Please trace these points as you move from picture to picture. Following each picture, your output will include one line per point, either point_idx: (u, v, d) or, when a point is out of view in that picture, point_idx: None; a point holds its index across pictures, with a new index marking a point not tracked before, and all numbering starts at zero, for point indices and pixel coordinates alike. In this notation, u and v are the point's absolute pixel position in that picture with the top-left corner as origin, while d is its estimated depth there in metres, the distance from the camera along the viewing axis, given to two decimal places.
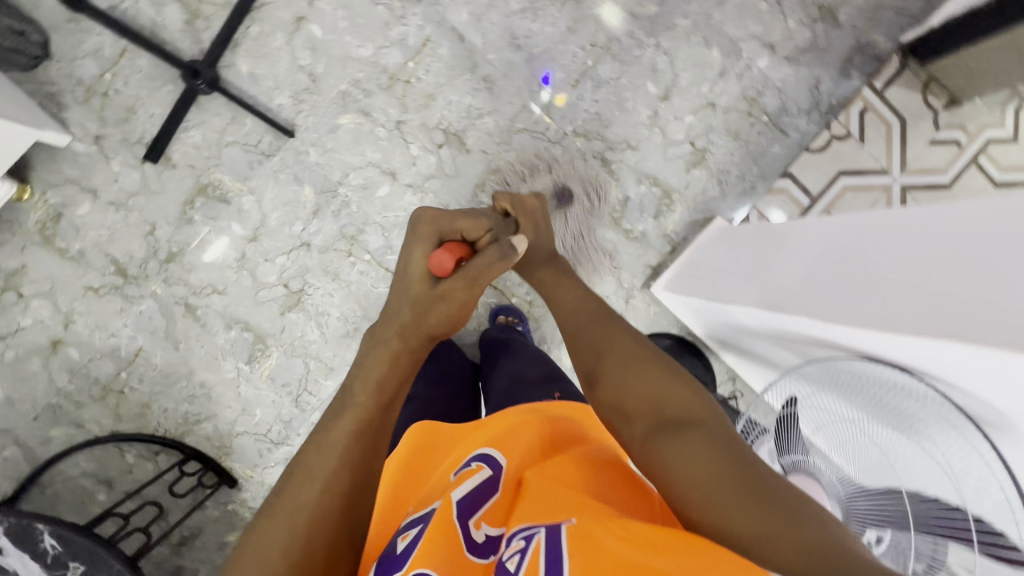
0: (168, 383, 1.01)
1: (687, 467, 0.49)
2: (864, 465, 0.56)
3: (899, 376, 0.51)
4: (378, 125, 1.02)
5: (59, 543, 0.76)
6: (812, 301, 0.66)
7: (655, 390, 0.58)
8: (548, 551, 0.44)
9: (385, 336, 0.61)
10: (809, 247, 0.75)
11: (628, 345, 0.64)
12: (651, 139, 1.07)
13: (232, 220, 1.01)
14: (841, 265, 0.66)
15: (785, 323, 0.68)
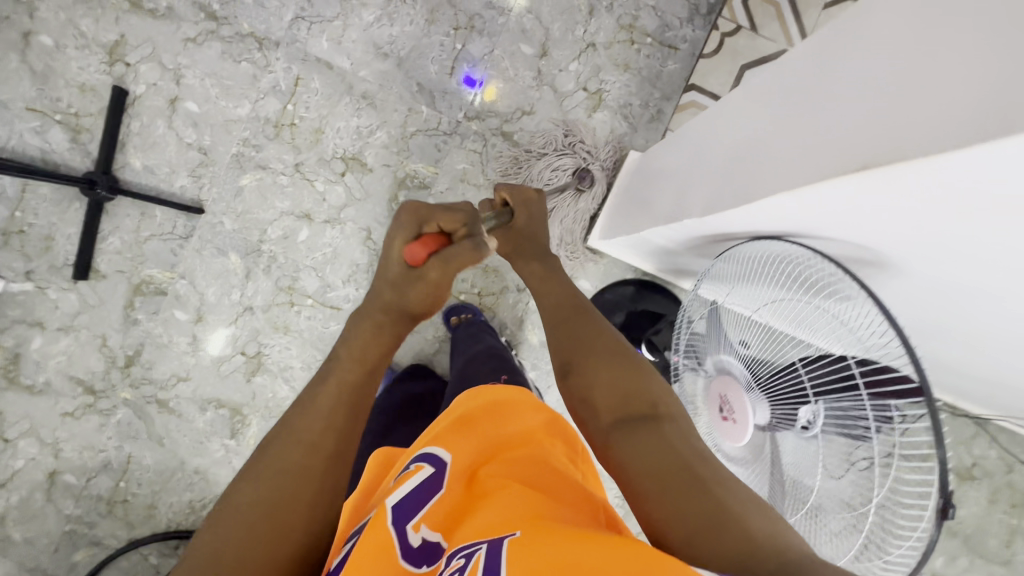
0: (167, 479, 1.04)
1: (643, 455, 0.49)
2: (773, 342, 0.54)
3: (790, 250, 0.49)
4: (278, 174, 1.03)
5: None
6: (704, 193, 0.60)
7: (621, 368, 0.58)
8: (487, 567, 0.36)
9: (366, 323, 0.61)
10: (696, 139, 0.69)
11: (598, 327, 0.65)
12: (544, 98, 1.06)
13: (174, 308, 1.03)
14: (706, 153, 0.64)
15: (692, 224, 0.62)
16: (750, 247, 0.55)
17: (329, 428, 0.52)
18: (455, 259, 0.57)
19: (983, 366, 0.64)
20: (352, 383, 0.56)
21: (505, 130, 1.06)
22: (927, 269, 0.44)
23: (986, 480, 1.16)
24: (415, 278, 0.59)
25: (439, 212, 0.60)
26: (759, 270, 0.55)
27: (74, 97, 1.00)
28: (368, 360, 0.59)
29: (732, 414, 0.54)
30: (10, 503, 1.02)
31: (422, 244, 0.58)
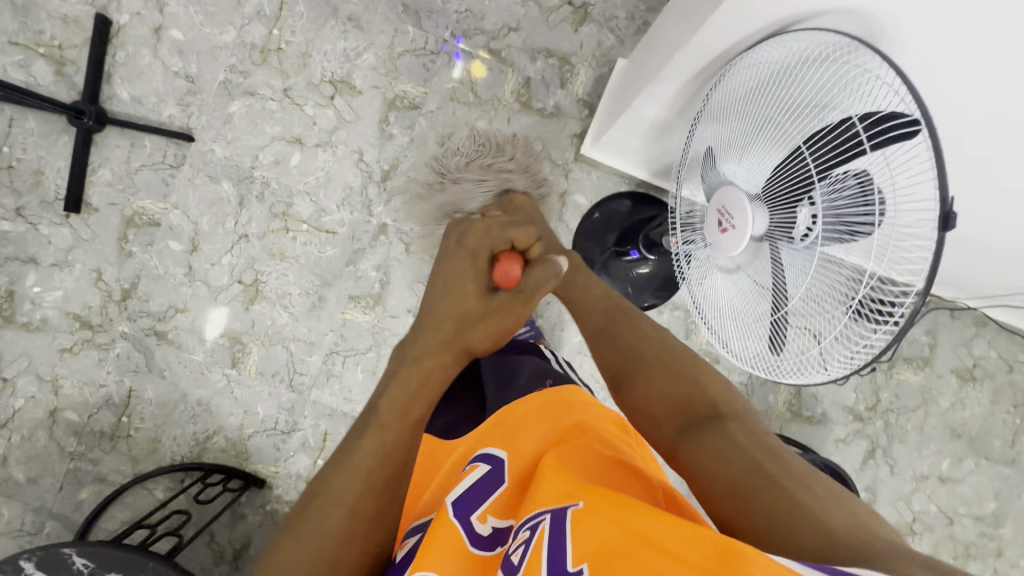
0: (170, 411, 1.03)
1: (716, 458, 0.44)
2: (769, 150, 0.52)
3: (787, 47, 0.49)
4: (267, 100, 1.03)
5: (88, 560, 0.72)
6: (687, 28, 0.60)
7: (671, 369, 0.52)
8: (551, 536, 0.38)
9: (411, 360, 0.49)
10: (672, 21, 0.72)
11: (645, 326, 0.58)
12: (529, 14, 1.06)
13: (169, 239, 1.03)
14: (687, 6, 0.65)
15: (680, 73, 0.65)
16: (735, 76, 0.55)
17: (371, 490, 0.45)
18: (537, 285, 0.47)
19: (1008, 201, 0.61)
20: (391, 445, 0.47)
21: (492, 48, 1.06)
22: (923, 16, 0.45)
23: (990, 381, 1.15)
24: (491, 311, 0.48)
25: (503, 228, 0.52)
26: (744, 109, 0.55)
27: (58, 29, 0.99)
28: (416, 409, 0.48)
29: (732, 222, 0.52)
30: (12, 443, 1.01)
31: (513, 260, 0.50)
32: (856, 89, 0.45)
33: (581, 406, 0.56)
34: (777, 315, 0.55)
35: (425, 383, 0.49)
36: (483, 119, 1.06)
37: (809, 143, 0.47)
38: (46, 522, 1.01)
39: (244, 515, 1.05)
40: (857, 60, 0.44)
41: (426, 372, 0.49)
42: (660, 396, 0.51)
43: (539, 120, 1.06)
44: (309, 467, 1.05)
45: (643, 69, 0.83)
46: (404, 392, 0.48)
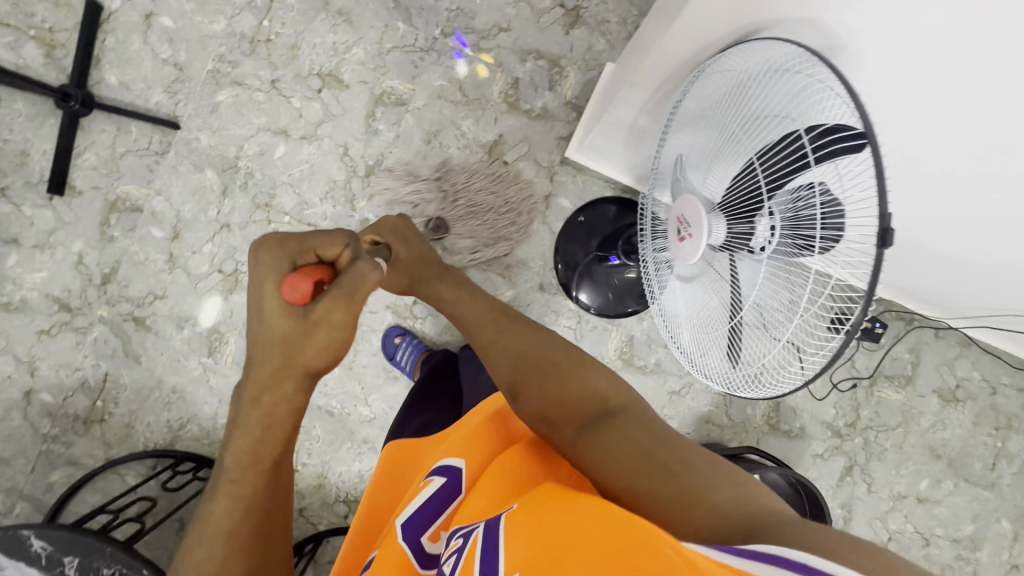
0: (145, 397, 1.04)
1: (612, 457, 0.42)
2: (734, 160, 0.52)
3: (753, 55, 0.50)
4: (255, 90, 1.03)
5: (47, 543, 0.72)
6: (664, 32, 0.61)
7: (563, 380, 0.51)
8: (483, 548, 0.36)
9: (250, 403, 0.49)
10: (649, 26, 0.72)
11: (531, 335, 0.57)
12: (520, 15, 1.06)
13: (152, 226, 1.03)
14: (665, 12, 0.66)
15: (662, 70, 0.66)
16: (707, 83, 0.55)
17: (235, 549, 0.48)
18: (361, 281, 0.49)
19: (986, 219, 0.60)
20: (251, 495, 0.49)
21: (481, 47, 1.05)
22: (888, 26, 0.46)
23: (972, 403, 1.13)
24: (312, 325, 0.47)
25: (306, 238, 0.51)
26: (710, 118, 0.55)
27: (49, 12, 1.00)
28: (265, 459, 0.50)
29: (689, 230, 0.53)
30: None
31: (307, 275, 0.48)
32: (809, 103, 0.45)
33: (504, 420, 0.54)
34: (734, 323, 0.56)
35: (265, 429, 0.50)
36: (469, 118, 1.06)
37: (762, 155, 0.47)
38: (16, 502, 1.01)
39: None
40: (813, 72, 0.44)
41: (265, 419, 0.49)
42: (558, 400, 0.49)
43: (526, 122, 1.06)
44: None
45: (623, 74, 0.83)
46: (250, 446, 0.49)
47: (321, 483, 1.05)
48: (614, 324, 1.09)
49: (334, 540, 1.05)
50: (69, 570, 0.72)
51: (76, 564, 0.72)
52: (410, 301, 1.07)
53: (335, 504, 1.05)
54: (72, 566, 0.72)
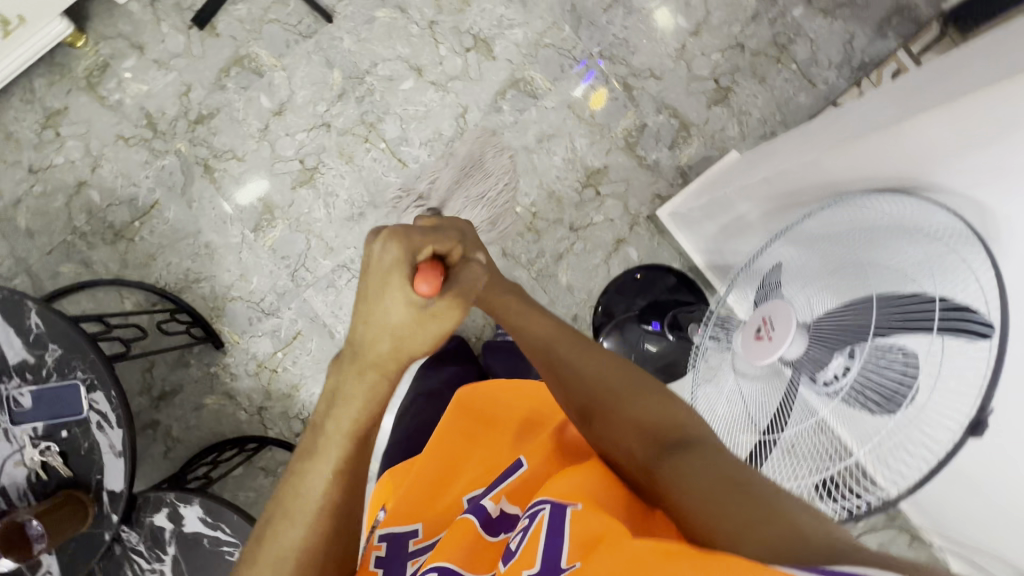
0: (177, 240, 1.05)
1: (680, 471, 0.39)
2: (839, 289, 0.52)
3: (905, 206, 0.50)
4: (412, 22, 1.06)
5: (42, 323, 0.73)
6: (826, 151, 0.63)
7: (593, 384, 0.50)
8: (550, 526, 0.39)
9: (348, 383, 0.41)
10: (801, 135, 0.74)
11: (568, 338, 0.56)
12: (675, 71, 1.08)
13: (262, 93, 1.06)
14: (828, 132, 0.67)
15: (797, 182, 0.68)
16: (841, 211, 0.56)
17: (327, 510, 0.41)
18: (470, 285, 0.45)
19: (996, 465, 0.59)
20: (343, 467, 0.41)
21: (628, 82, 1.08)
22: None
23: None
24: (427, 318, 0.41)
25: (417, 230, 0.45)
26: (829, 243, 0.56)
27: None
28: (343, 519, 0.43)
29: (770, 334, 0.54)
30: (32, 191, 1.04)
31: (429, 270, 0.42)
32: (940, 273, 0.45)
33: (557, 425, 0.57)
34: (765, 437, 0.57)
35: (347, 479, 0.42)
36: (585, 138, 1.07)
37: (887, 296, 0.47)
38: (20, 274, 1.03)
39: (189, 365, 1.06)
40: (962, 249, 0.44)
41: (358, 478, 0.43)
42: (623, 419, 0.46)
43: (634, 165, 1.08)
44: (267, 354, 1.06)
45: (749, 165, 0.84)
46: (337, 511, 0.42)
47: (292, 393, 1.06)
48: None
49: (276, 450, 1.06)
50: (47, 357, 0.73)
51: (56, 356, 0.73)
52: None
53: (292, 419, 1.06)
54: (52, 354, 0.73)
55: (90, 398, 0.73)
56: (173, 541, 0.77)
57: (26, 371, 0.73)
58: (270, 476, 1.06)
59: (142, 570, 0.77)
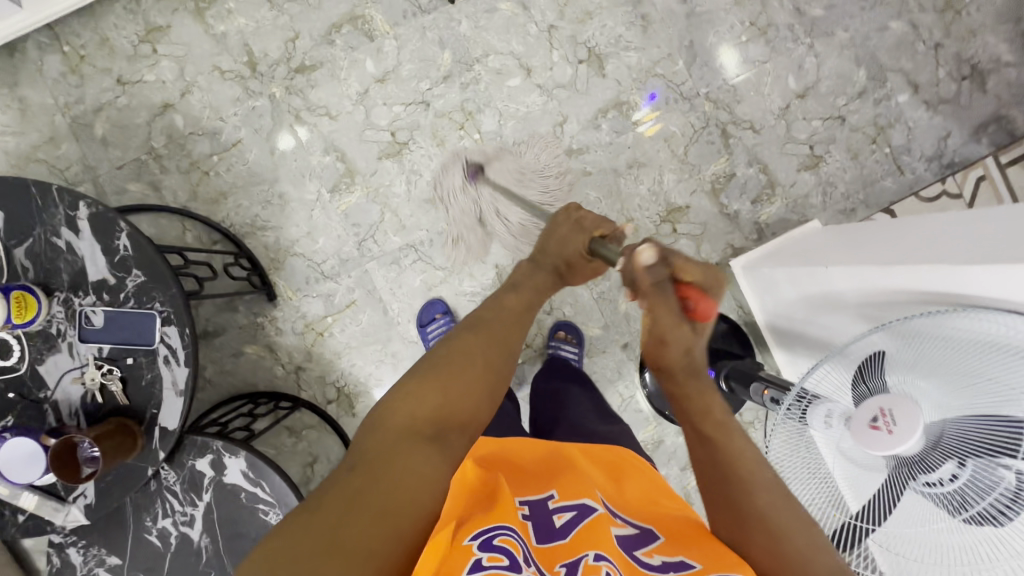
0: (252, 184, 1.04)
1: None
2: (969, 404, 0.51)
3: None
4: (532, 22, 1.05)
5: (130, 247, 0.71)
6: (953, 258, 0.61)
7: (741, 514, 0.47)
8: None
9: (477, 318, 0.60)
10: (912, 232, 0.75)
11: (738, 447, 0.51)
12: (775, 129, 1.09)
13: (368, 58, 1.04)
14: (952, 240, 0.66)
15: (878, 278, 0.69)
16: (956, 321, 0.55)
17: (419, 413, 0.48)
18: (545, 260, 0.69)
19: None
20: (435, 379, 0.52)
21: (727, 129, 1.09)
22: None
23: None
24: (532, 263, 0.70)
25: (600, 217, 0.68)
26: (944, 354, 0.55)
27: None
28: (449, 416, 0.49)
29: (889, 428, 0.51)
30: (116, 102, 1.02)
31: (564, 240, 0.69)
32: None
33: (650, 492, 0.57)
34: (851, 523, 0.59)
35: (445, 378, 0.51)
36: (674, 174, 1.08)
37: None
38: (86, 183, 1.02)
39: (236, 310, 1.05)
40: None
41: (459, 362, 0.53)
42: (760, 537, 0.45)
43: (715, 211, 1.09)
44: (317, 316, 1.05)
45: (850, 244, 0.84)
46: (430, 405, 0.49)
47: (333, 360, 1.05)
48: (657, 419, 1.09)
49: (305, 412, 1.06)
50: (128, 282, 0.72)
51: (137, 283, 0.72)
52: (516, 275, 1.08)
53: (327, 385, 1.05)
54: (133, 280, 0.72)
55: (162, 331, 0.72)
56: (209, 488, 0.77)
57: (103, 291, 0.71)
58: (293, 436, 1.06)
59: (174, 511, 0.77)
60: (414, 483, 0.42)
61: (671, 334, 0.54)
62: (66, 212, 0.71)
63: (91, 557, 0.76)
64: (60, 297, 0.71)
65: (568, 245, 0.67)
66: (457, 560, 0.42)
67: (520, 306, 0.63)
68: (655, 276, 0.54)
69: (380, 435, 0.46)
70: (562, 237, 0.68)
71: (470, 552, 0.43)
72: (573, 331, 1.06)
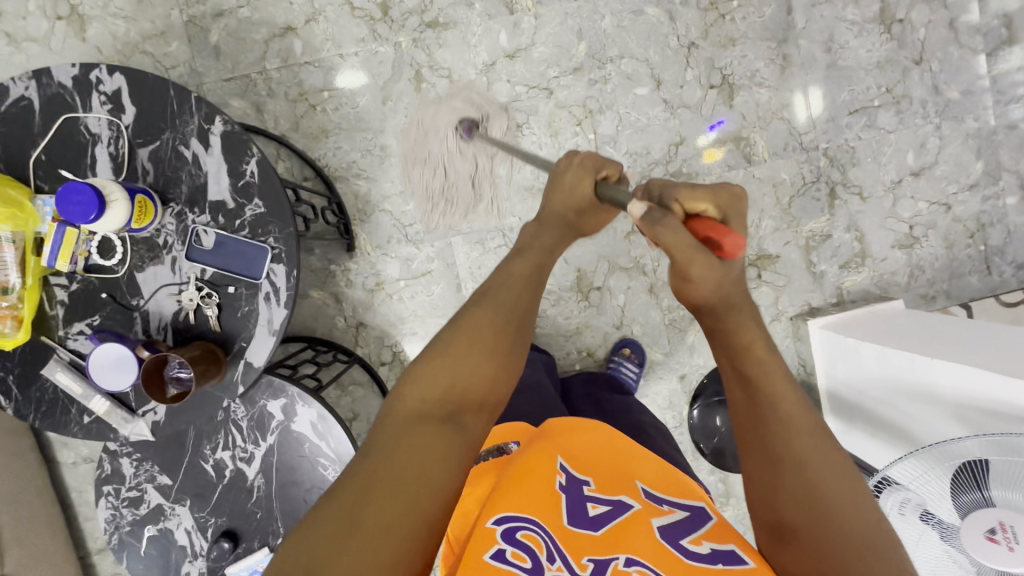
0: (356, 129, 1.02)
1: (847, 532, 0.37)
2: None
3: None
4: (675, 35, 1.03)
5: (257, 175, 0.69)
6: None
7: (819, 454, 0.40)
8: None
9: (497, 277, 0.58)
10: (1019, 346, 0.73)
11: (806, 404, 0.44)
12: (881, 200, 1.08)
13: (503, 30, 1.01)
14: None
15: (991, 390, 0.70)
16: None
17: (426, 387, 0.47)
18: (560, 193, 0.64)
19: None
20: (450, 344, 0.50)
21: (835, 189, 1.08)
22: None
23: None
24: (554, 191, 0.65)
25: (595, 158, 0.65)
26: None
27: None
28: (460, 393, 0.48)
29: (1008, 545, 0.55)
30: (238, 13, 0.99)
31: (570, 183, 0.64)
32: None
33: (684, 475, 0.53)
34: None
35: (456, 351, 0.50)
36: (773, 221, 1.07)
37: None
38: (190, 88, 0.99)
39: (311, 252, 1.04)
40: None
41: (472, 333, 0.51)
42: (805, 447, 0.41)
43: (802, 267, 1.08)
44: (391, 277, 1.04)
45: (944, 341, 0.85)
46: (436, 382, 0.47)
47: (396, 323, 1.05)
48: (696, 455, 1.09)
49: (355, 368, 1.05)
50: (247, 210, 0.69)
51: (255, 213, 0.69)
52: (593, 283, 1.07)
53: (384, 347, 1.05)
54: (252, 210, 0.69)
55: (269, 268, 0.70)
56: (275, 431, 0.76)
57: (219, 213, 0.69)
58: (337, 388, 1.06)
59: (235, 446, 0.76)
60: (418, 470, 0.41)
61: (702, 272, 0.48)
62: (200, 123, 0.68)
63: (143, 473, 0.76)
64: (174, 209, 0.69)
65: (576, 195, 0.63)
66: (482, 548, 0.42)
67: (530, 270, 0.59)
68: (654, 219, 0.49)
69: (389, 422, 0.45)
70: (568, 198, 0.64)
71: (492, 538, 0.43)
72: (637, 351, 1.06)
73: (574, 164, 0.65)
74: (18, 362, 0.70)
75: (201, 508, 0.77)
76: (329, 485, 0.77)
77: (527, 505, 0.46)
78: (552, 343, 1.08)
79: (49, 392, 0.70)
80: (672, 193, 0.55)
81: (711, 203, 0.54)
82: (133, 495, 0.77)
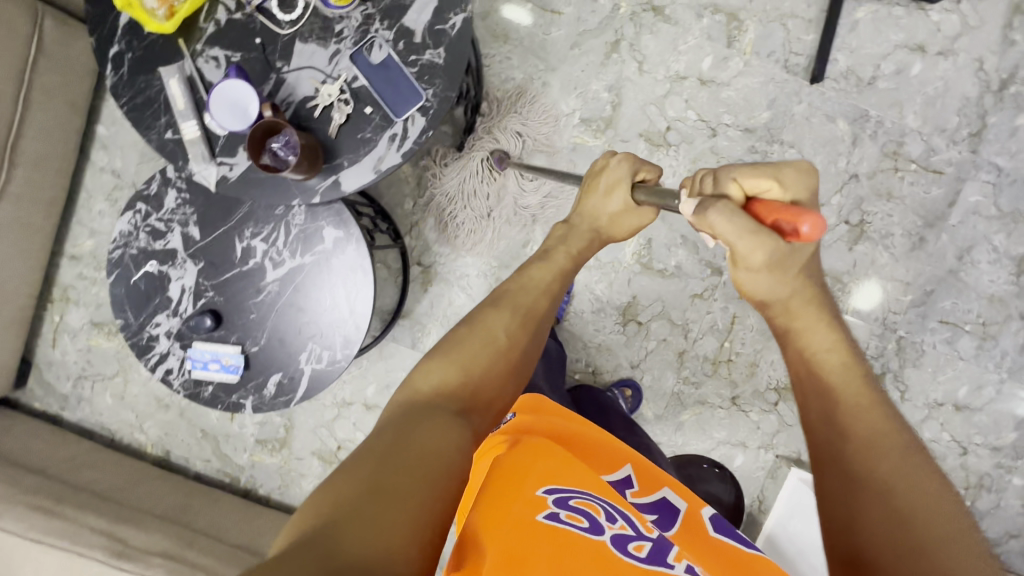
0: (533, 54, 1.02)
1: None
2: None
3: None
4: (846, 158, 1.05)
5: (456, 30, 0.68)
6: None
7: (892, 506, 0.39)
8: None
9: (518, 279, 0.60)
10: None
11: (896, 451, 0.42)
12: (914, 408, 1.09)
13: (711, 55, 1.02)
14: None
15: None
16: None
17: (444, 385, 0.46)
18: (593, 203, 0.66)
19: None
20: (477, 351, 0.50)
21: (883, 374, 1.09)
22: None
23: None
24: (602, 198, 0.66)
25: (635, 161, 0.65)
26: None
27: None
28: (467, 395, 0.46)
29: None
30: None
31: (597, 190, 0.66)
32: None
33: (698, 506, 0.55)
34: None
35: (471, 352, 0.50)
36: None
37: None
38: None
39: None
40: None
41: (484, 339, 0.52)
42: (868, 496, 0.40)
43: None
44: None
45: None
46: (451, 380, 0.47)
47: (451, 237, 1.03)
48: None
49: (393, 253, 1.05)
50: (427, 53, 0.69)
51: (431, 61, 0.68)
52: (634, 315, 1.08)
53: (428, 251, 1.04)
54: (431, 56, 0.69)
55: (411, 115, 0.69)
56: (315, 254, 0.75)
57: (402, 40, 0.69)
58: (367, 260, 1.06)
59: (273, 244, 0.75)
60: (431, 451, 0.38)
61: (763, 257, 0.47)
62: None
63: (179, 214, 0.75)
64: (367, 10, 0.68)
65: (600, 209, 0.66)
66: (531, 508, 0.42)
67: (551, 275, 0.61)
68: (704, 206, 0.48)
69: (400, 415, 0.42)
70: (600, 201, 0.66)
71: (545, 503, 0.42)
72: (635, 396, 1.06)
73: (613, 163, 0.65)
74: (144, 46, 0.69)
75: (207, 278, 0.76)
76: (330, 329, 0.76)
77: (573, 479, 0.46)
78: (568, 343, 1.09)
79: (152, 90, 0.69)
80: (732, 170, 0.50)
81: (775, 180, 0.49)
82: (158, 227, 0.76)
